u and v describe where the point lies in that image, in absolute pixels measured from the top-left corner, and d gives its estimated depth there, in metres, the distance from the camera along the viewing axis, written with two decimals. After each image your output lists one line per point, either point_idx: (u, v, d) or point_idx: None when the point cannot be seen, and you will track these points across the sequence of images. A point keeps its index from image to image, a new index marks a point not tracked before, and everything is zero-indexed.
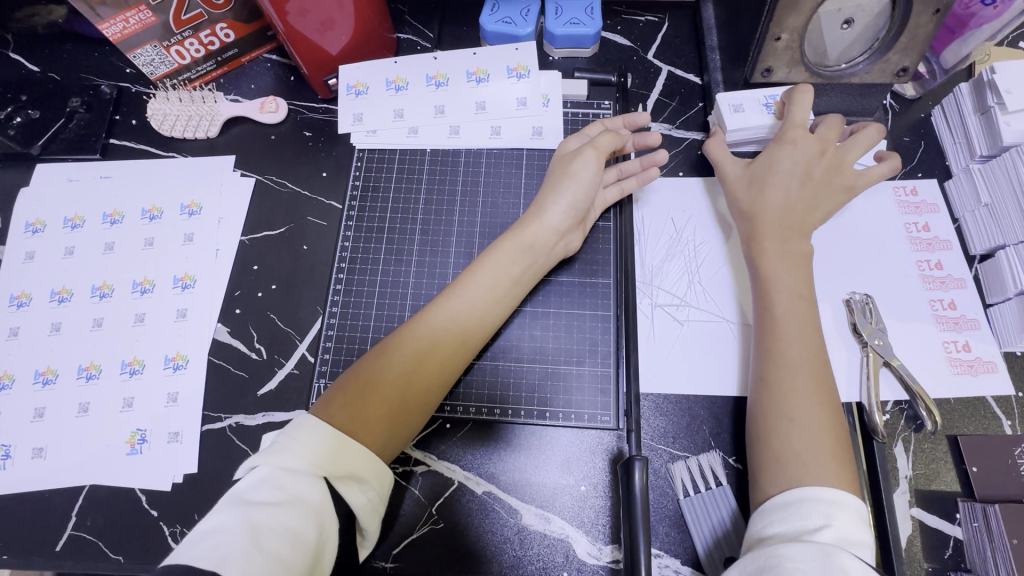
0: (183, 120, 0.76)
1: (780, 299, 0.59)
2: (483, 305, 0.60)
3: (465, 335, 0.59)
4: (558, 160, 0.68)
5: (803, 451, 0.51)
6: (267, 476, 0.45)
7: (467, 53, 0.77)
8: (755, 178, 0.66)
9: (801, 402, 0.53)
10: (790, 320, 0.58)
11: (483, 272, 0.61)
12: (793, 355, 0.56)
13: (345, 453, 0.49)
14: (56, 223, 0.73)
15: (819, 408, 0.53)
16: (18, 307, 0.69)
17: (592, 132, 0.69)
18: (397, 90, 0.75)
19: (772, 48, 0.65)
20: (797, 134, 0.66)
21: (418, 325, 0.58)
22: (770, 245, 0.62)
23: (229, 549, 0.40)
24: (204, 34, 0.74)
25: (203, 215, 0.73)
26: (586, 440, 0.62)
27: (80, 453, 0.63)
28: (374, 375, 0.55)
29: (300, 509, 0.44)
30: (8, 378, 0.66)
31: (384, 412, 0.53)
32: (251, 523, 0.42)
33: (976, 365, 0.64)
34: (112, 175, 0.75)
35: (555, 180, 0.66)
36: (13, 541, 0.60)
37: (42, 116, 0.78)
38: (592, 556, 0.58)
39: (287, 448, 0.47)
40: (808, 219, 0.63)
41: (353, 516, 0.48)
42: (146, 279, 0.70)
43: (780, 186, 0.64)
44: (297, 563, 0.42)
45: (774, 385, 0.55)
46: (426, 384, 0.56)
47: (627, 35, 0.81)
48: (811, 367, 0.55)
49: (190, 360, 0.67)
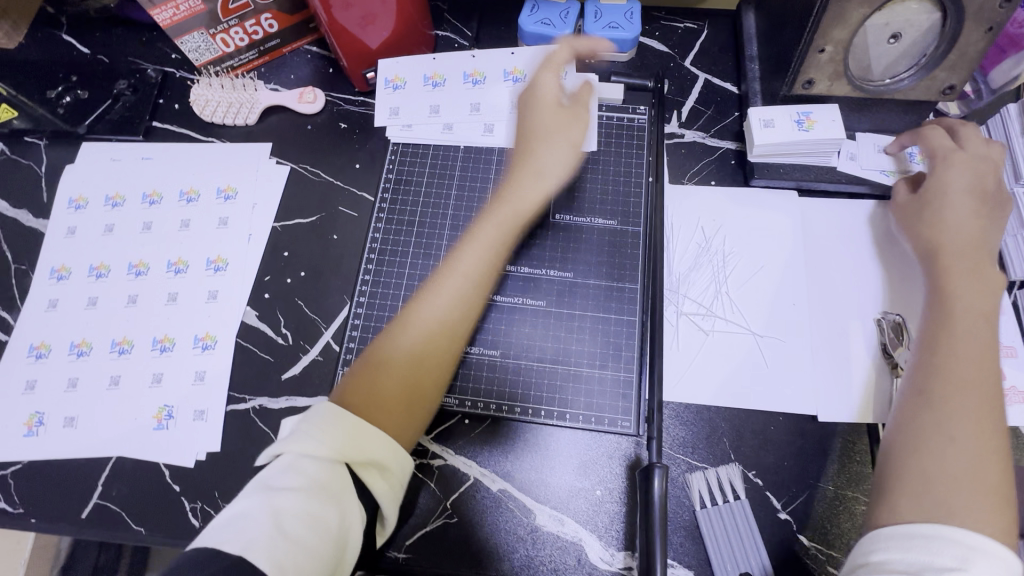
0: (224, 106, 0.77)
1: (964, 319, 0.55)
2: (482, 270, 0.61)
3: (469, 303, 0.60)
4: (540, 102, 0.69)
5: (955, 484, 0.47)
6: (292, 462, 0.46)
7: (505, 53, 0.77)
8: (926, 205, 0.63)
9: (962, 431, 0.49)
10: (967, 343, 0.53)
11: (479, 228, 0.64)
12: (964, 375, 0.51)
13: (368, 439, 0.49)
14: (98, 201, 0.75)
15: (986, 446, 0.48)
16: (58, 280, 0.71)
17: (552, 76, 0.70)
18: (435, 86, 0.76)
19: (816, 59, 0.64)
20: (967, 158, 0.62)
21: (423, 301, 0.59)
22: (957, 264, 0.58)
23: (252, 535, 0.41)
24: (249, 24, 0.76)
25: (237, 200, 0.75)
26: (604, 444, 0.62)
27: (110, 424, 0.64)
28: (388, 358, 0.55)
29: (323, 497, 0.44)
30: (45, 348, 0.68)
31: (404, 394, 0.54)
32: (274, 509, 0.43)
33: (1009, 394, 0.62)
34: (154, 157, 0.77)
35: (546, 126, 0.68)
36: (41, 506, 0.62)
37: (90, 96, 0.80)
38: (604, 561, 0.58)
39: (310, 436, 0.47)
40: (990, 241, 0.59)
41: (375, 502, 0.48)
42: (181, 260, 0.72)
43: (957, 208, 0.60)
44: (319, 548, 0.43)
45: (937, 405, 0.51)
46: (439, 359, 0.57)
47: (665, 41, 0.81)
48: (982, 395, 0.50)
49: (219, 340, 0.68)
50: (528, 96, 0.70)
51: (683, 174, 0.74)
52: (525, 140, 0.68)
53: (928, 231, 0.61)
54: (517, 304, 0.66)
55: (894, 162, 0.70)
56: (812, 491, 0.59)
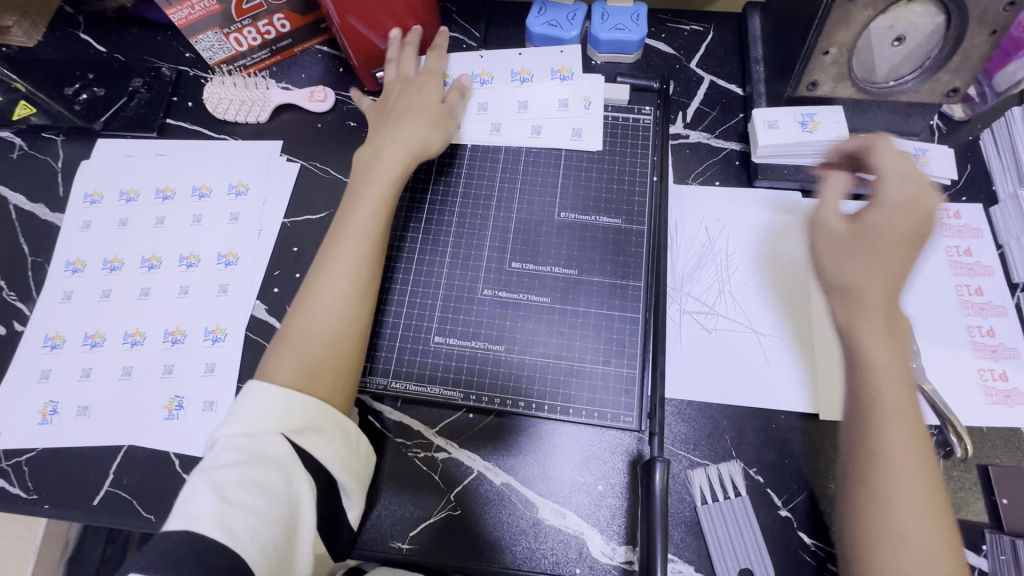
0: (237, 104, 0.79)
1: (899, 355, 0.49)
2: (377, 234, 0.62)
3: (371, 266, 0.61)
4: (412, 98, 0.71)
5: (908, 538, 0.45)
6: (229, 441, 0.50)
7: (512, 53, 0.79)
8: (844, 255, 0.52)
9: (905, 481, 0.46)
10: (879, 371, 0.48)
11: (360, 207, 0.63)
12: (897, 422, 0.47)
13: (293, 406, 0.52)
14: (112, 196, 0.77)
15: (925, 488, 0.46)
16: (72, 272, 0.73)
17: (429, 80, 0.72)
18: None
19: (820, 61, 0.65)
20: (902, 181, 0.51)
21: (326, 274, 0.59)
22: (866, 320, 0.49)
23: (198, 511, 0.45)
24: (262, 24, 0.78)
25: (248, 196, 0.76)
26: (606, 440, 0.62)
27: (121, 414, 0.66)
28: (294, 336, 0.57)
29: (264, 466, 0.48)
30: (60, 339, 0.70)
31: (319, 361, 0.55)
32: (215, 483, 0.47)
33: (1011, 396, 0.62)
34: (167, 153, 0.79)
35: (423, 120, 0.68)
36: (53, 493, 0.63)
37: (106, 93, 0.82)
38: (605, 556, 0.58)
39: (241, 416, 0.51)
40: (903, 285, 0.50)
41: (324, 468, 0.51)
42: (192, 254, 0.73)
43: (873, 251, 0.50)
44: (271, 513, 0.47)
45: (879, 486, 0.46)
46: (353, 323, 0.58)
47: (671, 43, 0.82)
48: (914, 439, 0.47)
49: (228, 333, 0.69)
50: (406, 94, 0.71)
51: (687, 175, 0.74)
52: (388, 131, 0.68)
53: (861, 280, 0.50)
54: (521, 299, 0.67)
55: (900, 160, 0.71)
56: (813, 489, 0.60)
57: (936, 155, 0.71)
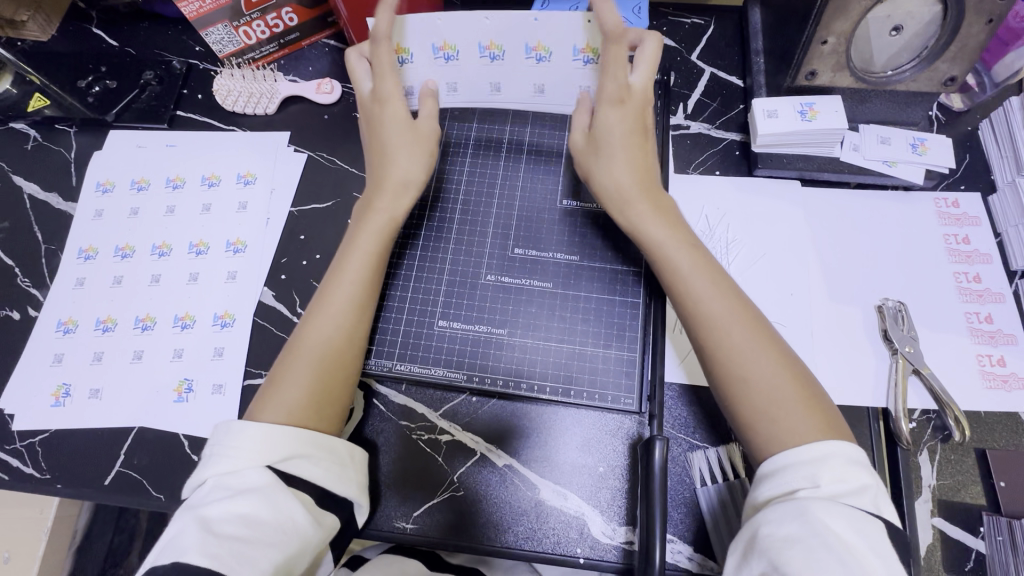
0: (245, 96, 0.81)
1: (692, 279, 0.58)
2: (372, 265, 0.63)
3: (367, 288, 0.62)
4: (378, 120, 0.65)
5: (773, 412, 0.51)
6: (214, 484, 0.50)
7: (528, 15, 0.60)
8: (591, 163, 0.65)
9: (762, 370, 0.53)
10: (702, 291, 0.57)
11: (353, 251, 0.63)
12: (728, 324, 0.55)
13: (277, 440, 0.52)
14: (124, 185, 0.78)
15: (776, 368, 0.53)
16: (85, 259, 0.75)
17: (394, 91, 0.64)
18: (448, 59, 0.64)
19: (818, 52, 0.66)
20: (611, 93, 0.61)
21: (320, 315, 0.60)
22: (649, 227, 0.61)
23: (187, 545, 0.45)
24: (270, 17, 0.79)
25: (256, 185, 0.77)
26: (608, 423, 0.63)
27: (132, 397, 0.67)
28: (284, 378, 0.57)
29: (249, 497, 0.48)
30: (72, 323, 0.71)
31: (309, 402, 0.56)
32: (203, 519, 0.47)
33: (1009, 381, 0.63)
34: (177, 144, 0.80)
35: (403, 148, 0.65)
36: (66, 474, 0.65)
37: (118, 86, 0.84)
38: (606, 536, 0.59)
39: (223, 456, 0.51)
40: (649, 177, 0.63)
41: (316, 487, 0.52)
42: (202, 242, 0.74)
43: (609, 163, 0.63)
44: (263, 537, 0.47)
45: (737, 395, 0.53)
46: (345, 363, 0.59)
47: (672, 36, 0.83)
48: (741, 323, 0.55)
49: (237, 318, 0.71)
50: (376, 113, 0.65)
51: (688, 164, 0.75)
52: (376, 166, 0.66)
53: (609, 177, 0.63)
54: (524, 284, 0.69)
55: (900, 149, 0.71)
56: None
57: (934, 145, 0.72)
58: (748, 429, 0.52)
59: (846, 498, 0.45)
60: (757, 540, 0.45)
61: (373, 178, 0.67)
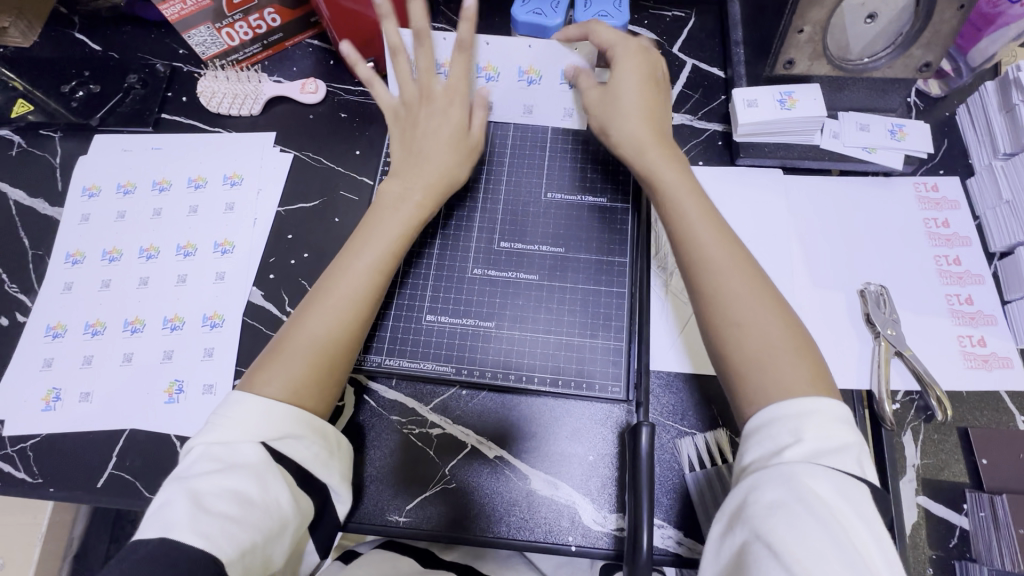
0: (229, 97, 0.81)
1: (698, 226, 0.59)
2: (393, 248, 0.63)
3: (384, 272, 0.62)
4: (434, 105, 0.68)
5: (766, 358, 0.52)
6: (202, 453, 0.50)
7: (521, 47, 0.79)
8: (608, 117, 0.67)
9: (759, 319, 0.54)
10: (704, 237, 0.59)
11: (376, 231, 0.63)
12: (726, 267, 0.56)
13: (275, 415, 0.53)
14: (110, 189, 0.79)
15: (774, 317, 0.54)
16: (73, 264, 0.75)
17: (456, 97, 0.68)
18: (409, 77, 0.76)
19: (795, 40, 0.67)
20: (636, 50, 0.67)
21: (326, 295, 0.60)
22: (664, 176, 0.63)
23: (175, 519, 0.45)
24: (253, 18, 0.79)
25: (243, 185, 0.78)
26: (597, 411, 0.64)
27: (122, 400, 0.67)
28: (285, 350, 0.57)
29: (238, 473, 0.49)
30: (62, 328, 0.71)
31: (311, 376, 0.56)
32: (192, 491, 0.47)
33: (990, 360, 0.64)
34: (162, 147, 0.80)
35: (443, 144, 0.67)
36: (58, 477, 0.65)
37: (102, 90, 0.84)
38: (597, 523, 0.60)
39: (216, 427, 0.52)
40: (662, 132, 0.66)
41: (299, 468, 0.53)
42: (189, 243, 0.75)
43: (625, 118, 0.66)
44: (249, 518, 0.47)
45: (732, 341, 0.53)
46: (349, 349, 0.58)
47: (654, 29, 0.84)
48: (740, 272, 0.56)
49: (226, 319, 0.71)
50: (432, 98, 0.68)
51: None
52: (409, 154, 0.67)
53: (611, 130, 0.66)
54: (511, 277, 0.69)
55: (879, 135, 0.72)
56: None
57: (912, 131, 0.73)
58: (742, 381, 0.52)
59: (830, 457, 0.45)
60: (745, 509, 0.44)
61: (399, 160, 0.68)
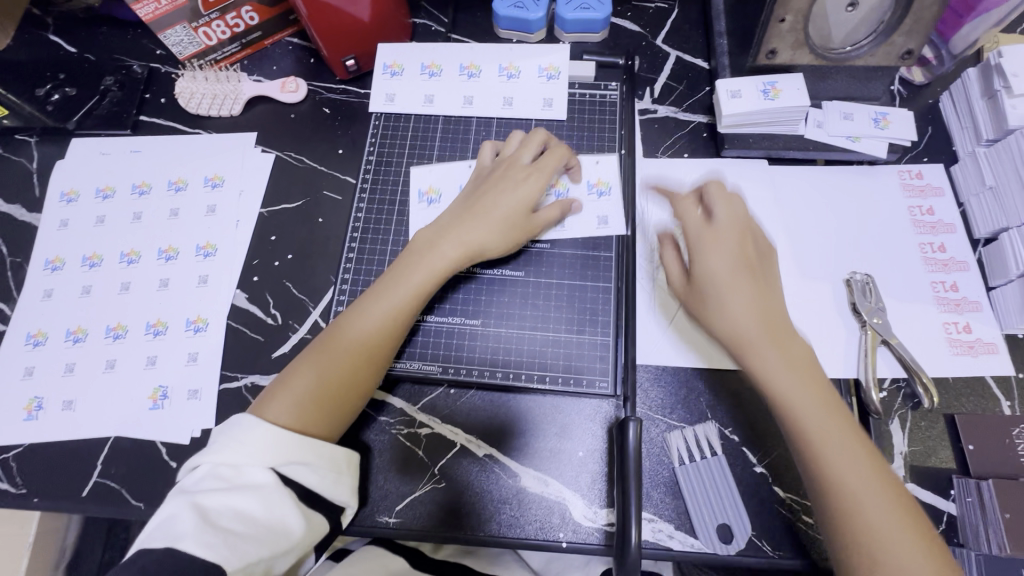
0: (209, 99, 0.80)
1: (799, 399, 0.53)
2: (420, 292, 0.62)
3: (407, 314, 0.61)
4: (502, 179, 0.66)
5: (885, 536, 0.48)
6: (209, 471, 0.50)
7: (503, 47, 0.78)
8: (702, 307, 0.58)
9: (870, 498, 0.49)
10: (800, 400, 0.53)
11: (409, 273, 0.62)
12: (818, 441, 0.51)
13: (285, 442, 0.52)
14: (88, 194, 0.77)
15: (887, 500, 0.49)
16: (52, 270, 0.74)
17: (532, 177, 0.66)
18: (430, 202, 0.72)
19: (777, 29, 0.66)
20: (718, 234, 0.59)
21: (349, 328, 0.60)
22: (765, 352, 0.55)
23: (181, 529, 0.45)
24: (230, 17, 0.78)
25: (225, 187, 0.77)
26: (585, 407, 0.64)
27: (106, 407, 0.67)
28: (298, 372, 0.57)
29: (246, 493, 0.48)
30: (42, 336, 0.70)
31: (317, 401, 0.56)
32: (197, 504, 0.47)
33: (975, 347, 0.65)
34: (142, 150, 0.79)
35: (498, 221, 0.64)
36: (42, 487, 0.64)
37: (78, 93, 0.82)
38: (588, 519, 0.60)
39: (227, 447, 0.51)
40: (770, 305, 0.57)
41: (308, 489, 0.52)
42: (171, 247, 0.74)
43: (738, 305, 0.56)
44: (253, 534, 0.47)
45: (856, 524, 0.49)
46: (360, 376, 0.58)
47: (637, 21, 0.83)
48: (841, 430, 0.52)
49: (210, 323, 0.70)
50: (501, 171, 0.67)
51: (657, 149, 0.75)
52: (466, 218, 0.65)
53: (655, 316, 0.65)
54: (496, 275, 0.69)
55: (863, 124, 0.72)
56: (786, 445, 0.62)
57: (896, 119, 0.73)
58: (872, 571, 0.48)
59: None
60: None
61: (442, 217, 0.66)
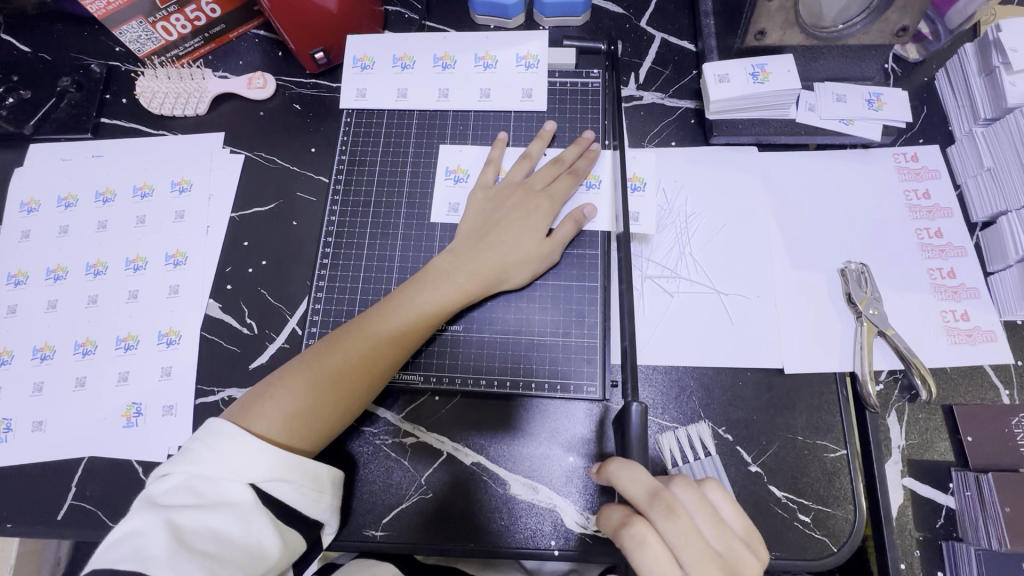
0: (172, 97, 0.76)
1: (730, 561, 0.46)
2: (431, 316, 0.60)
3: (414, 336, 0.59)
4: (516, 208, 0.64)
5: None
6: (183, 482, 0.47)
7: (478, 35, 0.75)
8: (671, 537, 0.45)
9: None
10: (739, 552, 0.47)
11: (423, 294, 0.60)
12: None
13: (266, 457, 0.49)
14: (50, 203, 0.74)
15: None
16: (15, 285, 0.70)
17: (545, 205, 0.64)
18: (457, 181, 0.70)
19: (766, 9, 0.63)
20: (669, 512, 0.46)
21: (349, 343, 0.57)
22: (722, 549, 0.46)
23: (152, 550, 0.42)
24: (189, 10, 0.73)
25: (193, 192, 0.73)
26: (576, 410, 0.62)
27: (78, 428, 0.64)
28: (289, 383, 0.55)
29: (221, 512, 0.46)
30: (8, 354, 0.67)
31: (307, 416, 0.54)
32: (171, 522, 0.44)
33: (974, 334, 0.63)
34: (104, 154, 0.75)
35: (512, 249, 0.62)
36: (14, 512, 0.62)
37: (34, 96, 0.78)
38: (578, 525, 0.58)
39: (201, 459, 0.48)
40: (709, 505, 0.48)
41: (286, 507, 0.50)
42: (139, 257, 0.70)
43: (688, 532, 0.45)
44: (229, 557, 0.45)
45: None
46: (354, 393, 0.56)
47: (619, 3, 0.79)
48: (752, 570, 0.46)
49: (183, 335, 0.67)
50: (515, 202, 0.65)
51: (643, 138, 0.72)
52: (476, 248, 0.63)
53: (632, 490, 0.47)
54: None
55: (857, 105, 0.69)
56: (782, 442, 0.60)
57: (890, 99, 0.70)
58: None
59: None
60: None
61: (462, 244, 0.63)
